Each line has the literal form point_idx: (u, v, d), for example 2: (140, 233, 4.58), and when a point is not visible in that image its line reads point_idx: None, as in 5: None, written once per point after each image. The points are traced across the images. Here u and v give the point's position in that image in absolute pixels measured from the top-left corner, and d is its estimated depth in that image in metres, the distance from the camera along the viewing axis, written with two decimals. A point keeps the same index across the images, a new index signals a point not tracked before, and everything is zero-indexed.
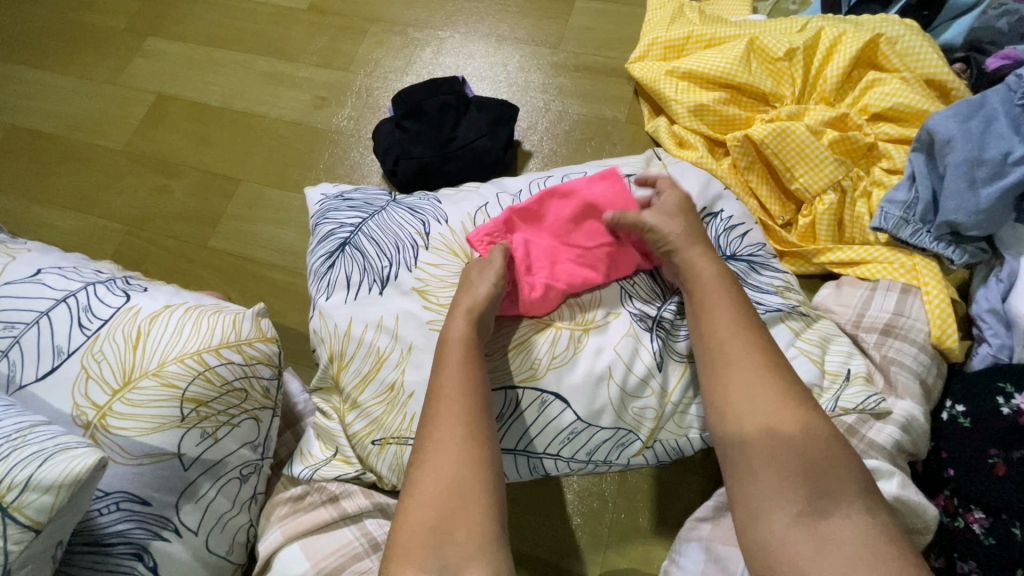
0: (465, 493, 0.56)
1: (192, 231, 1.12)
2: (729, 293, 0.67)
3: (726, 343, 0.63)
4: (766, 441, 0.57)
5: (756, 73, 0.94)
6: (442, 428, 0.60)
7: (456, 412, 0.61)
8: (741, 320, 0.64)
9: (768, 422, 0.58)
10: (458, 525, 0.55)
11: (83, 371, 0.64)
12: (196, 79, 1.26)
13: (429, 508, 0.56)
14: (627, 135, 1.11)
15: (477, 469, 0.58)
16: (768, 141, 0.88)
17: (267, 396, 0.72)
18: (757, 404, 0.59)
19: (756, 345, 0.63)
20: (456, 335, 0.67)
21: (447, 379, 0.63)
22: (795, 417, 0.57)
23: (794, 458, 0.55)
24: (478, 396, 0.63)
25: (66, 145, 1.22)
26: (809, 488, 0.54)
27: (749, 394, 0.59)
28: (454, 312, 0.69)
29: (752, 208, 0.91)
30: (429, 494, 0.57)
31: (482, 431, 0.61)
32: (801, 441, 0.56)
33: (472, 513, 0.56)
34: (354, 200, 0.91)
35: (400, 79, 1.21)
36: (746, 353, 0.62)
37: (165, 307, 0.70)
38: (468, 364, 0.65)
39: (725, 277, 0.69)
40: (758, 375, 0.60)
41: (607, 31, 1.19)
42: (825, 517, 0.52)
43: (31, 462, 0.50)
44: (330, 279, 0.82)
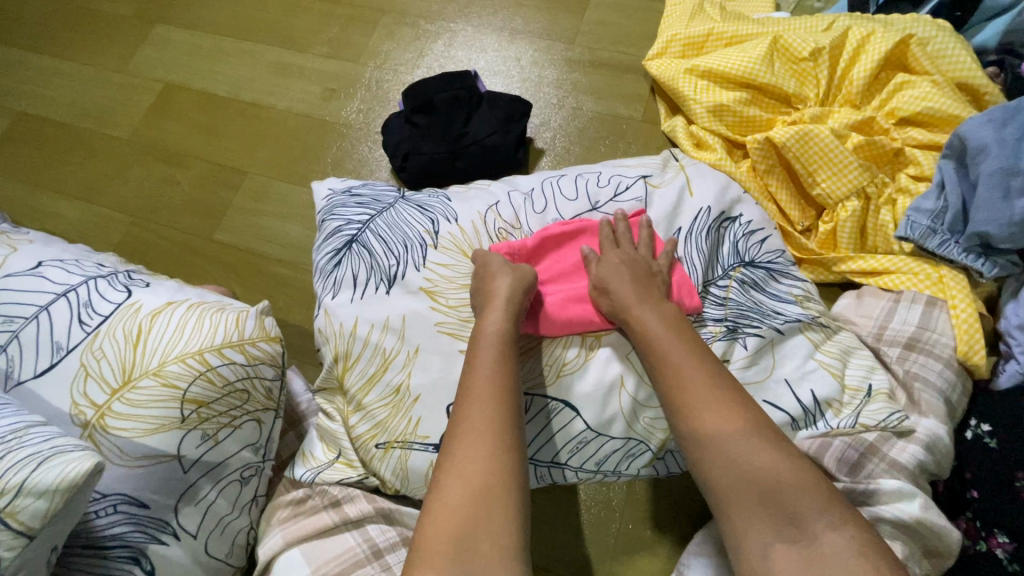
0: (494, 498, 0.55)
1: (197, 223, 1.10)
2: (676, 335, 0.65)
3: (684, 380, 0.62)
4: (724, 470, 0.56)
5: (779, 74, 0.91)
6: (471, 430, 0.59)
7: (485, 412, 0.60)
8: (693, 355, 0.63)
9: (727, 451, 0.57)
10: (483, 534, 0.53)
11: (82, 369, 0.63)
12: (204, 68, 1.24)
13: (452, 512, 0.54)
14: (642, 133, 1.08)
15: (505, 473, 0.56)
16: (790, 144, 0.85)
17: (270, 397, 0.70)
18: (714, 433, 0.58)
19: (708, 375, 0.62)
20: (490, 331, 0.67)
21: (478, 378, 0.63)
22: (755, 448, 0.56)
23: (758, 488, 0.55)
24: (511, 396, 0.62)
25: (71, 133, 1.21)
26: (771, 518, 0.53)
27: (709, 423, 0.58)
28: (488, 308, 0.69)
29: (771, 213, 0.89)
30: (453, 498, 0.55)
31: (513, 437, 0.59)
32: (765, 467, 0.55)
33: (495, 521, 0.54)
34: (362, 196, 0.89)
35: (411, 72, 1.18)
36: (703, 387, 0.61)
37: (167, 304, 0.68)
38: (500, 363, 0.64)
39: (672, 321, 0.67)
40: (714, 400, 0.60)
41: (624, 27, 1.16)
42: (795, 540, 0.52)
43: (26, 466, 0.48)
44: (336, 278, 0.80)
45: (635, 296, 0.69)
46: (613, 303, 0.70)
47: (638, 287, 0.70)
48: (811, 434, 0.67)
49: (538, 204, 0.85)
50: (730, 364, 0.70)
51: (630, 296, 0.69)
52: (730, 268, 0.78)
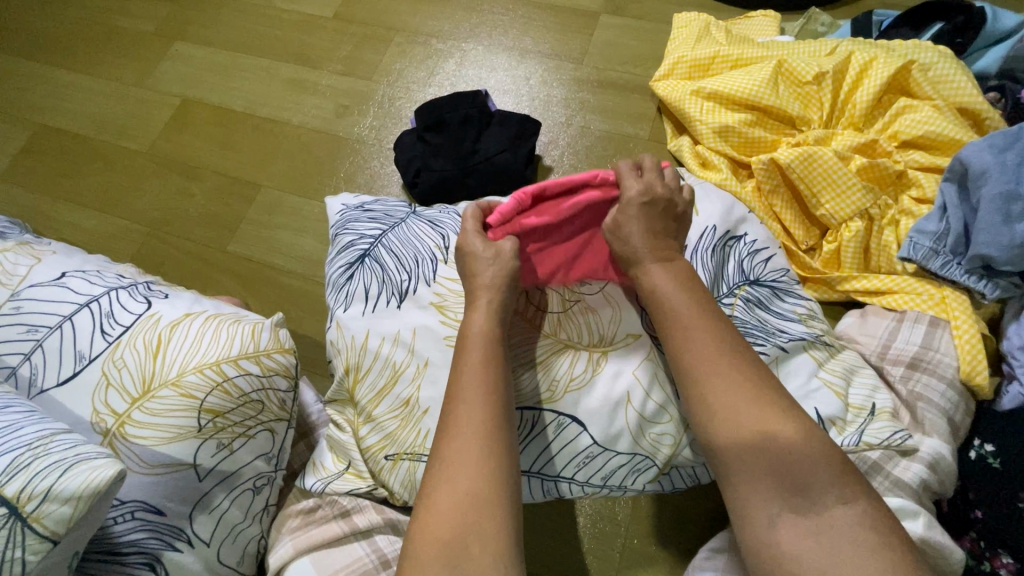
0: (482, 502, 0.56)
1: (212, 235, 1.13)
2: (686, 300, 0.65)
3: (691, 353, 0.62)
4: (730, 436, 0.57)
5: (784, 96, 0.93)
6: (459, 432, 0.60)
7: (473, 411, 0.61)
8: (703, 324, 0.63)
9: (733, 418, 0.58)
10: (472, 538, 0.54)
11: (104, 378, 0.65)
12: (221, 84, 1.27)
13: (442, 515, 0.56)
14: (649, 152, 1.10)
15: (493, 477, 0.57)
16: (794, 166, 0.87)
17: (283, 407, 0.72)
18: (723, 404, 0.58)
19: (717, 346, 0.62)
20: (476, 332, 0.68)
21: (464, 382, 0.64)
22: (763, 417, 0.57)
23: (762, 455, 0.56)
24: (497, 399, 0.63)
25: (92, 146, 1.24)
26: (779, 486, 0.54)
27: (717, 394, 0.59)
28: (472, 310, 0.70)
29: (776, 232, 0.91)
30: (445, 500, 0.56)
31: (499, 443, 0.60)
32: (770, 433, 0.56)
33: (485, 524, 0.55)
34: (375, 212, 0.91)
35: (422, 90, 1.21)
36: (711, 358, 0.61)
37: (186, 315, 0.70)
38: (486, 365, 0.65)
39: (681, 284, 0.67)
40: (717, 368, 0.60)
41: (631, 48, 1.19)
42: (803, 510, 0.53)
43: (52, 472, 0.50)
44: (348, 291, 0.82)
45: (645, 253, 0.70)
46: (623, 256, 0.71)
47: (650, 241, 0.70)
48: None
49: None
50: None
51: (641, 250, 0.70)
52: (735, 286, 0.79)
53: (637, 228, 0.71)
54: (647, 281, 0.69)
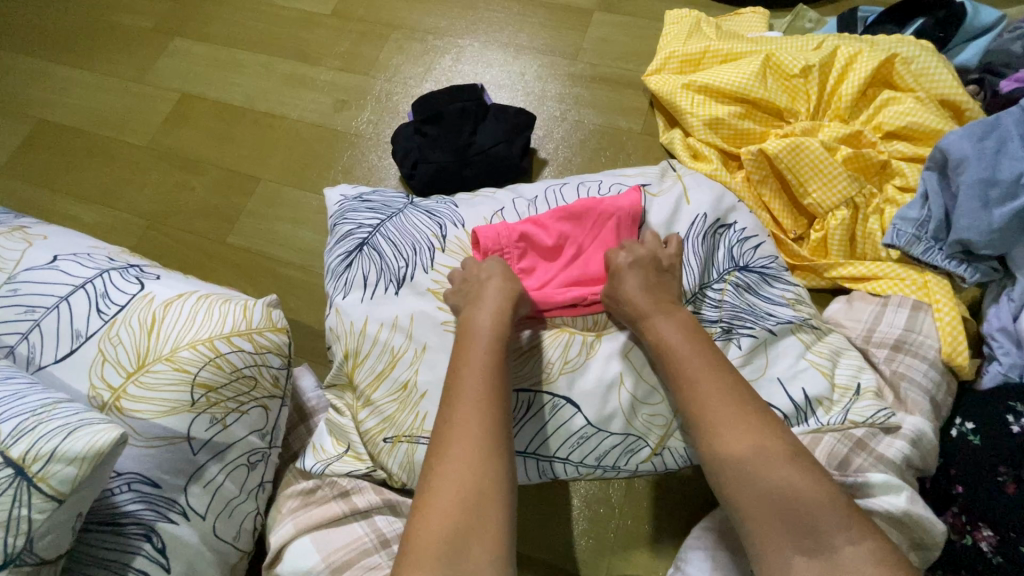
0: (484, 498, 0.57)
1: (211, 226, 1.14)
2: (697, 352, 0.67)
3: (703, 397, 0.64)
4: (742, 485, 0.59)
5: (772, 89, 0.96)
6: (462, 432, 0.62)
7: (477, 413, 0.63)
8: (711, 369, 0.65)
9: (747, 468, 0.59)
10: (474, 534, 0.56)
11: (99, 354, 0.66)
12: (220, 80, 1.29)
13: (445, 512, 0.57)
14: (641, 145, 1.13)
15: (494, 477, 0.59)
16: (782, 156, 0.90)
17: (276, 384, 0.73)
18: (735, 449, 0.60)
19: (730, 393, 0.64)
20: (481, 337, 0.69)
21: (466, 384, 0.65)
22: (776, 466, 0.58)
23: (774, 502, 0.57)
24: (499, 402, 0.64)
25: (91, 139, 1.25)
26: (792, 530, 0.56)
27: (728, 439, 0.61)
28: (478, 313, 0.71)
29: (765, 221, 0.93)
30: (447, 499, 0.58)
31: (500, 441, 0.62)
32: (781, 482, 0.58)
33: (487, 521, 0.56)
34: (373, 202, 0.93)
35: (419, 85, 1.23)
36: (724, 405, 0.63)
37: (179, 295, 0.71)
38: (492, 368, 0.67)
39: (689, 335, 0.69)
40: (729, 414, 0.62)
41: (625, 44, 1.22)
42: (814, 552, 0.55)
43: (56, 435, 0.51)
44: (347, 279, 0.83)
45: (651, 309, 0.71)
46: (623, 311, 0.74)
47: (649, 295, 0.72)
48: (804, 431, 0.71)
49: (542, 210, 0.89)
50: None
51: (646, 309, 0.72)
52: (724, 272, 0.82)
53: (634, 285, 0.73)
54: (655, 334, 0.70)
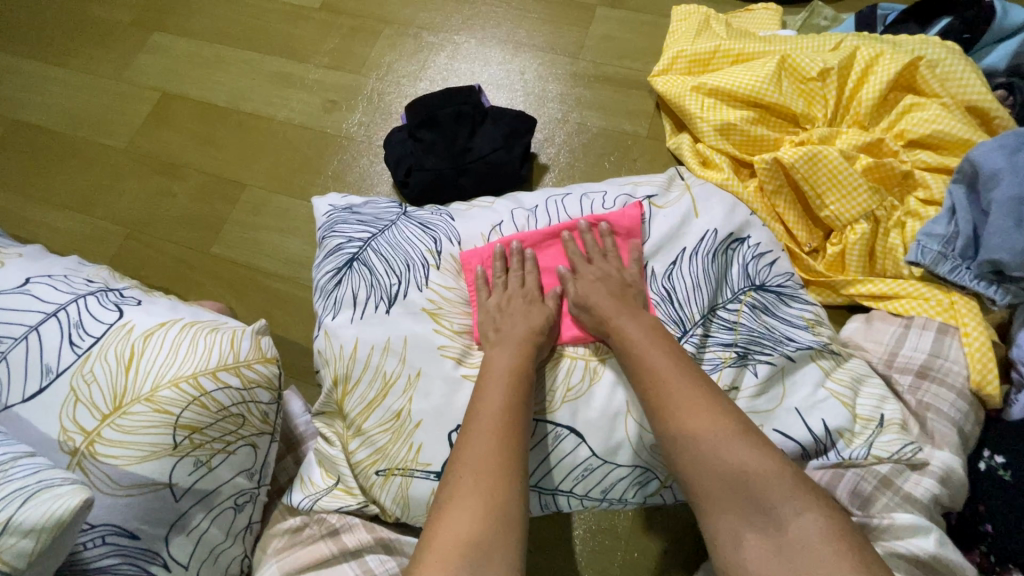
0: (502, 519, 0.54)
1: (195, 236, 1.08)
2: (654, 340, 0.67)
3: (665, 384, 0.63)
4: (693, 457, 0.58)
5: (788, 93, 0.90)
6: (477, 453, 0.59)
7: (491, 433, 0.60)
8: (671, 357, 0.65)
9: (698, 441, 0.58)
10: (494, 554, 0.51)
11: (72, 394, 0.60)
12: (203, 78, 1.22)
13: (459, 532, 0.53)
14: (648, 150, 1.07)
15: (511, 497, 0.55)
16: (798, 166, 0.85)
17: (265, 420, 0.68)
18: (702, 436, 0.58)
19: (693, 381, 0.63)
20: (501, 366, 0.67)
21: (486, 405, 0.63)
22: (729, 440, 0.57)
23: (725, 474, 0.56)
24: (513, 420, 0.62)
25: (67, 142, 1.19)
26: (744, 506, 0.54)
27: (693, 424, 0.59)
28: (500, 346, 0.70)
29: (778, 234, 0.88)
30: (468, 514, 0.54)
31: (517, 464, 0.58)
32: (733, 456, 0.56)
33: (506, 541, 0.52)
34: (364, 214, 0.88)
35: (413, 84, 1.17)
36: (687, 390, 0.61)
37: (160, 324, 0.66)
38: (510, 392, 0.64)
39: (652, 328, 0.69)
40: (680, 392, 0.62)
41: (629, 41, 1.16)
42: (764, 529, 0.53)
43: (12, 501, 0.46)
44: (337, 298, 0.78)
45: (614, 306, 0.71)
46: (591, 318, 0.72)
47: (616, 297, 0.72)
48: (822, 465, 0.67)
49: (542, 221, 0.84)
50: (739, 392, 0.69)
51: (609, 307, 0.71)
52: (740, 291, 0.78)
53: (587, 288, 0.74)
54: (617, 329, 0.69)
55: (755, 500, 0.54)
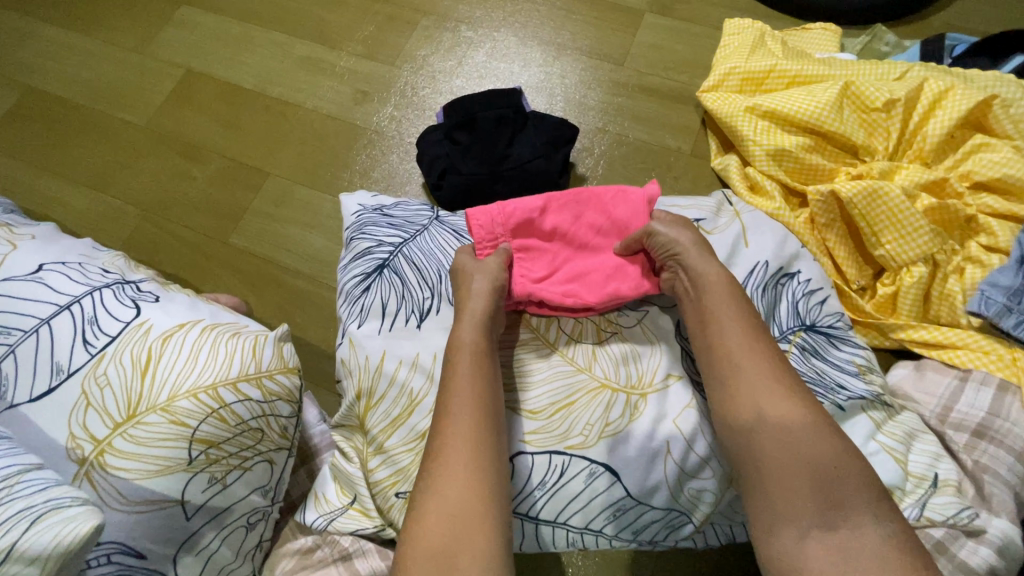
0: (468, 516, 0.55)
1: (213, 224, 1.04)
2: (732, 301, 0.65)
3: (741, 353, 0.62)
4: (769, 441, 0.57)
5: (849, 122, 0.86)
6: (448, 449, 0.60)
7: (459, 426, 0.61)
8: (744, 330, 0.63)
9: (775, 424, 0.57)
10: (463, 550, 0.54)
11: (83, 397, 0.56)
12: (230, 58, 1.17)
13: (431, 532, 0.55)
14: (691, 168, 1.03)
15: (482, 490, 0.57)
16: (857, 202, 0.81)
17: (284, 435, 0.64)
18: (774, 420, 0.58)
19: (767, 357, 0.61)
20: (465, 346, 0.66)
21: (457, 396, 0.62)
22: (810, 431, 0.56)
23: (797, 462, 0.55)
24: (483, 409, 0.62)
25: (84, 115, 1.14)
26: (815, 497, 0.54)
27: (768, 403, 0.58)
28: (460, 322, 0.68)
29: (827, 269, 0.85)
30: (439, 511, 0.56)
31: (488, 455, 0.60)
32: (800, 444, 0.56)
33: (475, 537, 0.54)
34: (395, 217, 0.85)
35: (449, 80, 1.12)
36: (758, 368, 0.60)
37: (179, 326, 0.63)
38: (477, 376, 0.64)
39: (731, 283, 0.67)
40: (754, 367, 0.61)
41: (676, 52, 1.11)
42: (831, 526, 0.52)
43: (16, 525, 0.42)
44: (364, 305, 0.76)
45: (701, 254, 0.69)
46: (671, 253, 0.70)
47: (701, 244, 0.70)
48: None
49: None
50: None
51: (693, 251, 0.69)
52: (789, 331, 0.75)
53: (665, 226, 0.72)
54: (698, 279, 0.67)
55: (824, 491, 0.53)
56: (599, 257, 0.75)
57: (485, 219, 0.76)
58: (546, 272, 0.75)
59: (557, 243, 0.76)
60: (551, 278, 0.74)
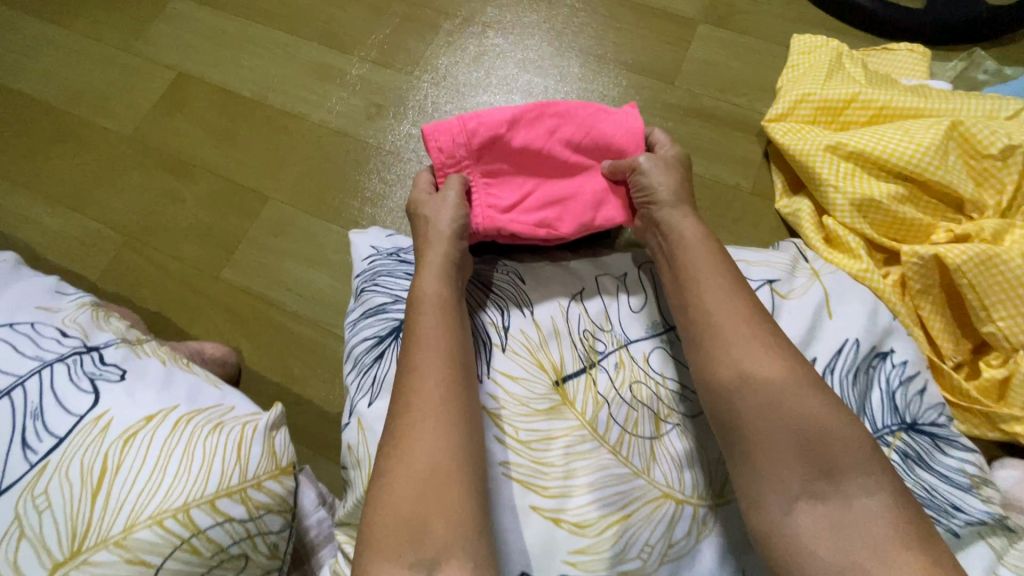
0: (437, 477, 0.50)
1: (203, 254, 0.91)
2: (708, 254, 0.62)
3: (720, 305, 0.58)
4: (753, 399, 0.53)
5: (955, 170, 0.73)
6: (415, 408, 0.54)
7: (426, 382, 0.55)
8: (718, 280, 0.60)
9: (756, 382, 0.54)
10: (435, 513, 0.49)
11: (18, 523, 0.45)
12: (227, 60, 1.03)
13: (400, 495, 0.50)
14: (751, 209, 0.90)
15: (454, 447, 0.52)
16: (967, 270, 0.68)
17: (273, 554, 0.53)
18: (754, 380, 0.54)
19: (744, 308, 0.58)
20: (430, 297, 0.61)
21: (424, 349, 0.57)
22: (795, 390, 0.53)
23: (781, 422, 0.52)
24: (452, 363, 0.57)
25: (62, 120, 1.01)
26: (803, 462, 0.51)
27: (750, 358, 0.55)
28: (423, 272, 0.63)
29: (922, 345, 0.72)
30: (407, 472, 0.51)
31: (460, 412, 0.54)
32: (784, 403, 0.52)
33: (449, 500, 0.49)
34: (413, 265, 0.73)
35: (474, 94, 0.99)
36: (736, 320, 0.57)
37: (145, 421, 0.50)
38: (444, 328, 0.59)
39: (706, 236, 0.64)
40: (735, 328, 0.56)
41: (734, 70, 0.97)
42: (825, 495, 0.50)
43: None
44: (376, 380, 0.64)
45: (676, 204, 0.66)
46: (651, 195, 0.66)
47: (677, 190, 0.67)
48: None
49: (635, 300, 0.69)
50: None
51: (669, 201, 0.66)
52: (888, 432, 0.62)
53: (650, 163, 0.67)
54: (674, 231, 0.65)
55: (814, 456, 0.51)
56: (577, 180, 0.70)
57: (449, 137, 0.67)
58: (518, 199, 0.68)
59: (530, 164, 0.69)
60: (523, 206, 0.68)
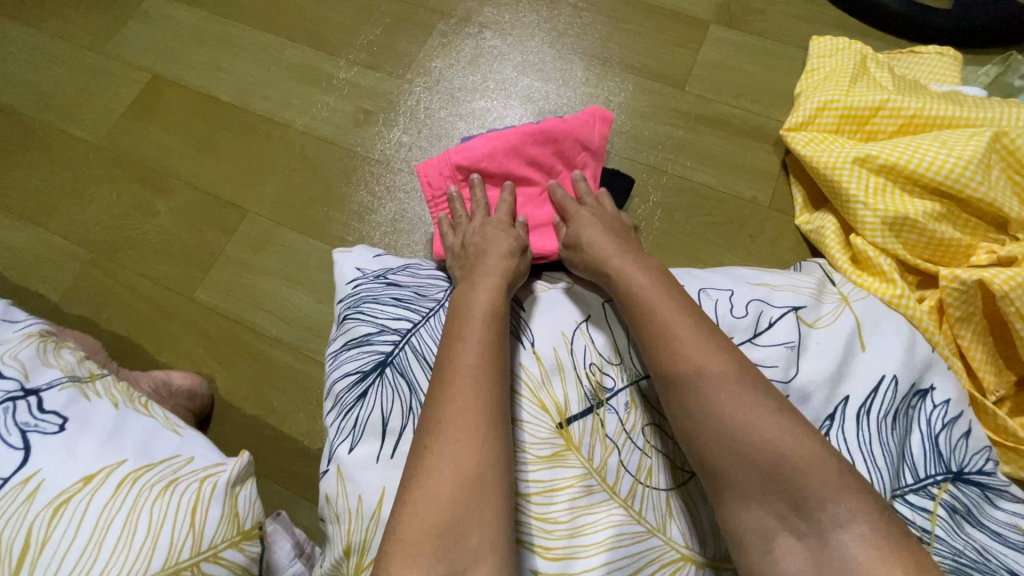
0: (478, 488, 0.45)
1: (175, 272, 0.84)
2: (664, 286, 0.57)
3: (685, 341, 0.51)
4: (725, 444, 0.47)
5: (997, 186, 0.66)
6: (453, 411, 0.48)
7: (467, 386, 0.50)
8: (683, 310, 0.54)
9: (725, 424, 0.47)
10: (472, 526, 0.44)
11: None
12: (205, 62, 0.97)
13: (436, 506, 0.44)
14: (769, 225, 0.83)
15: (493, 458, 0.46)
16: (1017, 297, 0.61)
17: None
18: (725, 422, 0.47)
19: (713, 340, 0.51)
20: (480, 305, 0.57)
21: (466, 353, 0.52)
22: (774, 429, 0.46)
23: (756, 469, 0.45)
24: (499, 370, 0.52)
25: (27, 126, 0.94)
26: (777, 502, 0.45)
27: (719, 395, 0.48)
28: (475, 282, 0.60)
29: (963, 378, 0.65)
30: (443, 480, 0.45)
31: (504, 423, 0.49)
32: (763, 447, 0.45)
33: (485, 515, 0.44)
34: (402, 289, 0.65)
35: (470, 99, 0.92)
36: (704, 354, 0.50)
37: (83, 482, 0.43)
38: (490, 336, 0.54)
39: (658, 270, 0.59)
40: (709, 368, 0.49)
41: (749, 75, 0.91)
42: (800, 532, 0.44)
43: None
44: (356, 422, 0.56)
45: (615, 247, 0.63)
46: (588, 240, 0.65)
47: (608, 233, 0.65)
48: None
49: None
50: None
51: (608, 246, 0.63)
52: (933, 485, 0.56)
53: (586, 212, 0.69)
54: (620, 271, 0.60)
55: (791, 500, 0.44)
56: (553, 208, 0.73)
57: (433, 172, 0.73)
58: None
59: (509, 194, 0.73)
60: None
